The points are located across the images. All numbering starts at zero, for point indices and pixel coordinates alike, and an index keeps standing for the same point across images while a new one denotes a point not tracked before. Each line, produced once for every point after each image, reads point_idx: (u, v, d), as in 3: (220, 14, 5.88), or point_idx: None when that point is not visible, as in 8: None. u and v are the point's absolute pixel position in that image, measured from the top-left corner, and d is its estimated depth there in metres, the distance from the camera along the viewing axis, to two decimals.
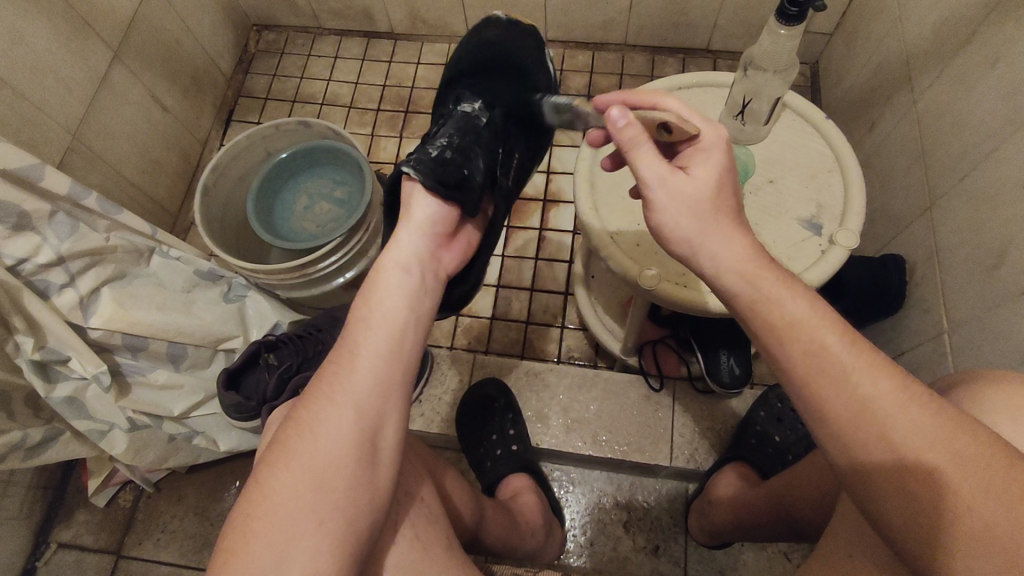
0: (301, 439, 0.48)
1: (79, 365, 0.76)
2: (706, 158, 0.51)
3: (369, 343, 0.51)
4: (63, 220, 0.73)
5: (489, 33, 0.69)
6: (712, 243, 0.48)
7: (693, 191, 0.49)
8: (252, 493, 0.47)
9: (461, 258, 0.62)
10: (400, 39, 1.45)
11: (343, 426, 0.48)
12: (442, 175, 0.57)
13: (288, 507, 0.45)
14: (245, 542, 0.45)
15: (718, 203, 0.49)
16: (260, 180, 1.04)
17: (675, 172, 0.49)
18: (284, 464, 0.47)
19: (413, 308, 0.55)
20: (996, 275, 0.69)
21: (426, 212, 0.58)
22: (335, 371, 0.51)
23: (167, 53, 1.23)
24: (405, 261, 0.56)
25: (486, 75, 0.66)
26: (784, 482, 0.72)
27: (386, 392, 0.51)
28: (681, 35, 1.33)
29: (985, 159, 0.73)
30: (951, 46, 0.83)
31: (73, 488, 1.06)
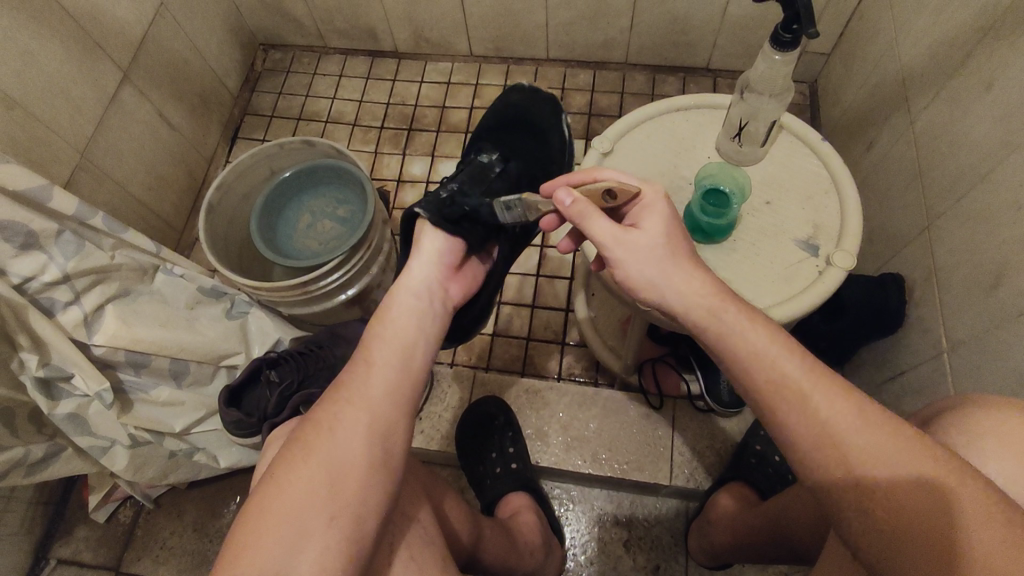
0: (321, 437, 0.51)
1: (81, 381, 0.77)
2: (651, 212, 0.56)
3: (382, 358, 0.54)
4: (69, 238, 0.74)
5: (513, 96, 0.78)
6: (677, 283, 0.53)
7: (648, 249, 0.54)
8: (267, 492, 0.50)
9: (467, 290, 0.65)
10: (404, 57, 1.48)
11: (354, 436, 0.51)
12: (451, 213, 0.62)
13: (305, 500, 0.49)
14: (259, 537, 0.48)
15: (670, 251, 0.54)
16: (265, 199, 1.05)
17: (626, 231, 0.55)
18: (303, 460, 0.50)
19: (424, 327, 0.58)
20: (994, 296, 0.69)
21: (436, 244, 0.61)
22: (352, 378, 0.54)
23: (176, 72, 1.25)
24: (419, 285, 0.59)
25: (506, 131, 0.75)
26: (782, 502, 0.72)
27: (399, 403, 0.54)
28: (681, 54, 1.35)
29: (982, 181, 0.73)
30: (947, 67, 0.84)
31: (73, 503, 1.07)
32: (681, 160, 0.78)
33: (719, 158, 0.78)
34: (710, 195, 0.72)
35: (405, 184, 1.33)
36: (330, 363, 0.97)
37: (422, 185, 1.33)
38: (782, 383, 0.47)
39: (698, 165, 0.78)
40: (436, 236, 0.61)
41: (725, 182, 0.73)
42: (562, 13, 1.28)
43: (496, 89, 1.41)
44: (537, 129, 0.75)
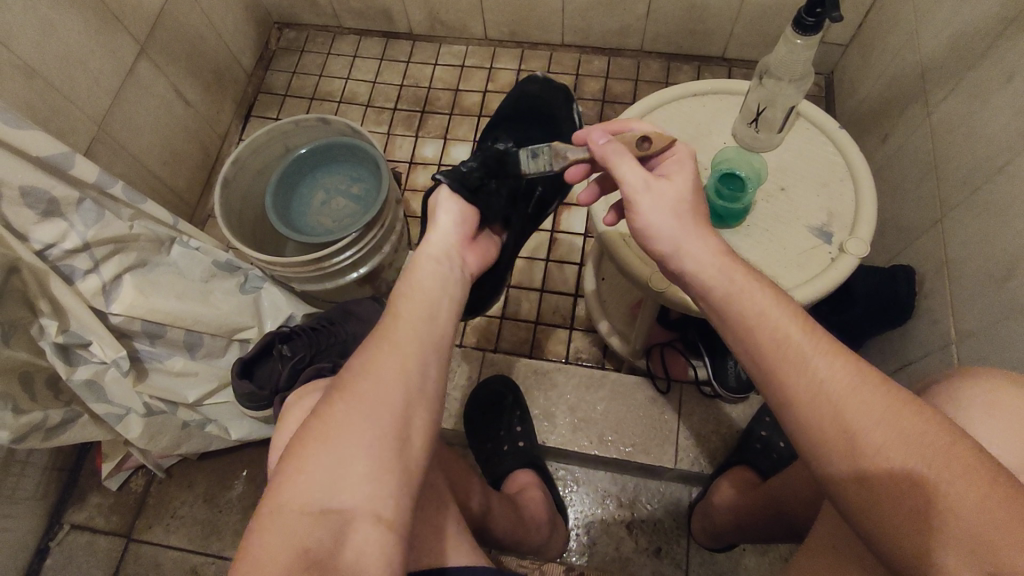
0: (355, 379, 0.49)
1: (99, 348, 0.78)
2: (678, 167, 0.57)
3: (412, 304, 0.53)
4: (89, 207, 0.75)
5: (530, 88, 0.77)
6: (692, 239, 0.53)
7: (676, 197, 0.54)
8: (308, 429, 0.48)
9: (484, 260, 0.62)
10: (419, 39, 1.47)
11: (390, 374, 0.49)
12: (471, 183, 0.61)
13: (343, 437, 0.47)
14: (302, 470, 0.46)
15: (693, 206, 0.55)
16: (280, 174, 1.06)
17: (655, 179, 0.55)
18: (338, 400, 0.48)
19: (451, 285, 0.56)
20: (1006, 287, 0.69)
21: (451, 212, 0.59)
22: (382, 328, 0.52)
23: (191, 48, 1.25)
24: (442, 249, 0.57)
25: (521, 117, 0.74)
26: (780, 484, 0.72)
27: (429, 346, 0.52)
28: (697, 43, 1.34)
29: (997, 173, 0.73)
30: (966, 59, 0.83)
31: (86, 471, 1.09)
32: (695, 145, 0.79)
33: (735, 143, 0.78)
34: (726, 180, 0.72)
35: (417, 166, 1.33)
36: (342, 339, 0.98)
37: (435, 168, 1.33)
38: (801, 362, 0.46)
39: (713, 151, 0.78)
40: (453, 198, 0.59)
41: (741, 167, 0.73)
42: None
43: (510, 73, 1.41)
44: (555, 126, 0.75)
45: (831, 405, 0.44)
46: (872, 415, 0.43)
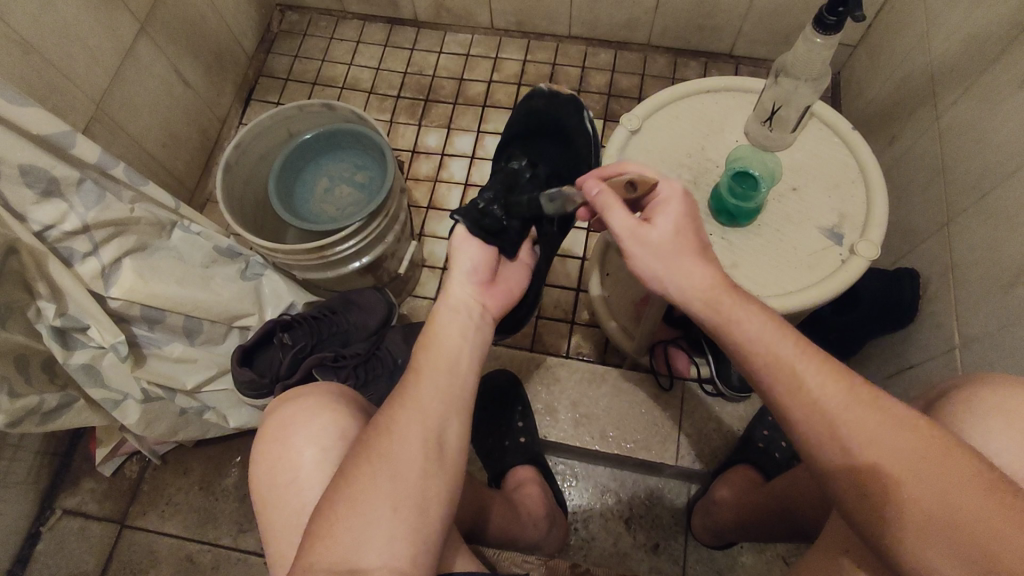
0: (379, 438, 0.51)
1: (97, 333, 0.77)
2: (665, 211, 0.54)
3: (433, 361, 0.54)
4: (90, 188, 0.73)
5: (539, 102, 0.70)
6: (683, 278, 0.52)
7: (665, 248, 0.53)
8: (336, 488, 0.49)
9: (507, 301, 0.63)
10: (424, 27, 1.45)
11: (412, 431, 0.51)
12: (485, 225, 0.60)
13: (369, 495, 0.48)
14: (330, 529, 0.47)
15: (679, 247, 0.53)
16: (283, 160, 1.04)
17: (642, 227, 0.53)
18: (364, 460, 0.50)
19: (471, 333, 0.57)
20: (1013, 293, 0.69)
21: (469, 261, 0.60)
22: (403, 386, 0.53)
23: (192, 28, 1.23)
24: (461, 299, 0.58)
25: (534, 135, 0.71)
26: (787, 483, 0.73)
27: (452, 400, 0.53)
28: (705, 39, 1.33)
29: (1008, 179, 0.73)
30: (979, 63, 0.83)
31: (79, 457, 1.07)
32: (708, 141, 0.78)
33: (747, 141, 0.77)
34: (738, 178, 0.71)
35: (420, 156, 1.32)
36: (343, 329, 0.98)
37: (438, 158, 1.32)
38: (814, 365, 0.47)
39: (726, 148, 0.77)
40: (471, 243, 0.60)
41: (755, 166, 0.73)
42: None
43: (516, 63, 1.40)
44: (568, 138, 0.70)
45: (839, 424, 0.45)
46: (880, 429, 0.44)
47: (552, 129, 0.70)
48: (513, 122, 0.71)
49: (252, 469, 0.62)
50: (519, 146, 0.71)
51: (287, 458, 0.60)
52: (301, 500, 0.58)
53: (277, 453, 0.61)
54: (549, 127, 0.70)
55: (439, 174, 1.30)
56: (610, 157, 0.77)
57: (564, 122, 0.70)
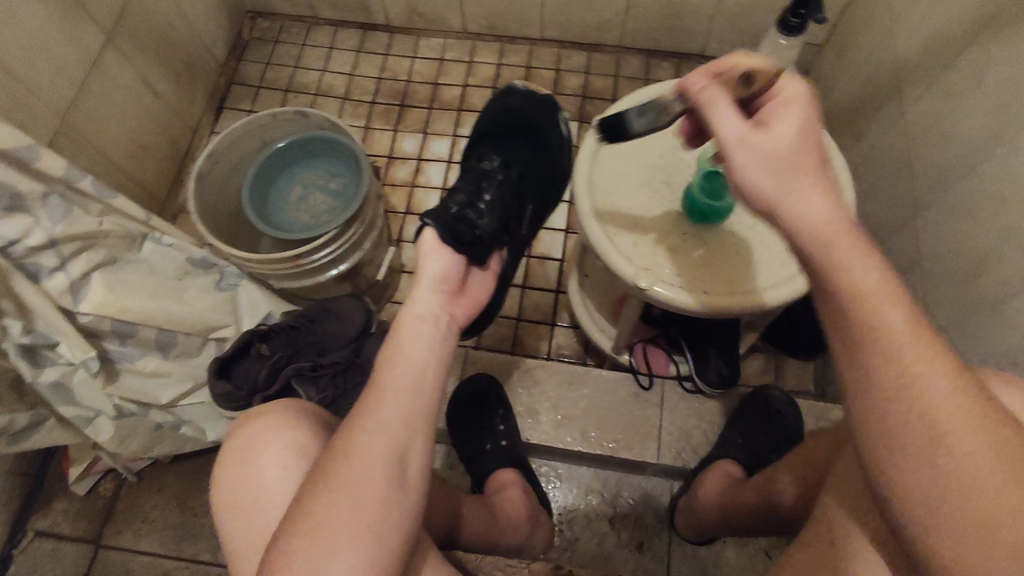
0: (339, 463, 0.51)
1: (67, 349, 0.75)
2: (785, 114, 0.47)
3: (395, 379, 0.54)
4: (56, 203, 0.72)
5: (514, 101, 0.74)
6: (803, 203, 0.44)
7: (784, 151, 0.45)
8: (296, 513, 0.50)
9: (473, 308, 0.64)
10: (397, 32, 1.45)
11: (373, 454, 0.51)
12: (456, 230, 0.61)
13: (327, 522, 0.49)
14: (288, 556, 0.48)
15: (801, 157, 0.45)
16: (257, 167, 1.03)
17: (750, 132, 0.47)
18: (323, 486, 0.50)
19: (436, 348, 0.57)
20: (978, 284, 0.72)
21: (437, 270, 0.60)
22: (364, 406, 0.53)
23: (160, 37, 1.21)
24: (426, 310, 0.58)
25: (508, 134, 0.73)
26: (771, 478, 0.75)
27: (412, 421, 0.53)
28: (676, 40, 1.35)
29: (969, 173, 0.75)
30: (939, 62, 0.85)
31: (51, 476, 1.04)
32: (680, 143, 0.79)
33: None
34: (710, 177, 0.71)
35: (396, 161, 1.32)
36: (320, 338, 0.97)
37: (414, 163, 1.31)
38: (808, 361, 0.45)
39: (697, 149, 0.78)
40: (439, 252, 0.60)
41: None
42: None
43: (490, 67, 1.40)
44: (542, 138, 0.73)
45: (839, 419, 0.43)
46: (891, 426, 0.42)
47: (526, 129, 0.73)
48: (489, 120, 0.74)
49: (213, 489, 0.61)
50: (493, 144, 0.72)
51: (248, 479, 0.59)
52: (264, 522, 0.57)
53: (238, 474, 0.60)
54: (523, 126, 0.73)
55: (415, 179, 1.29)
56: (582, 157, 0.77)
57: (537, 121, 0.73)
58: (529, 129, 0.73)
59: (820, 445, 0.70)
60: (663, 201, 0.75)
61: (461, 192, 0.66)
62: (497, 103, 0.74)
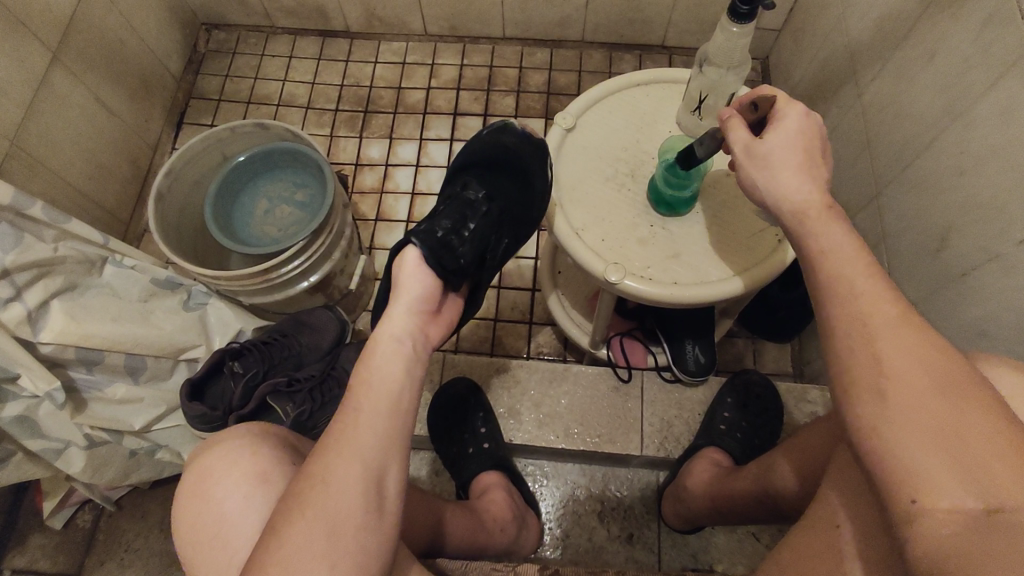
0: (315, 490, 0.49)
1: (29, 381, 0.73)
2: (781, 122, 0.56)
3: (371, 403, 0.53)
4: (5, 231, 0.69)
5: (507, 138, 0.68)
6: (788, 187, 0.53)
7: (774, 152, 0.54)
8: (270, 541, 0.48)
9: (447, 332, 0.63)
10: (357, 37, 1.43)
11: (350, 479, 0.50)
12: (439, 255, 0.61)
13: (303, 553, 0.47)
14: None
15: (794, 157, 0.54)
16: (219, 183, 1.01)
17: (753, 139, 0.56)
18: (299, 514, 0.48)
19: (411, 369, 0.57)
20: (943, 256, 0.73)
21: (415, 291, 0.59)
22: (341, 429, 0.52)
23: (111, 54, 1.18)
24: (401, 329, 0.57)
25: (494, 169, 0.69)
26: (766, 466, 0.76)
27: (390, 446, 0.52)
28: (637, 32, 1.36)
29: (926, 149, 0.76)
30: (892, 40, 0.86)
31: (25, 511, 1.01)
32: (642, 134, 0.79)
33: (680, 131, 0.79)
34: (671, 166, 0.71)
35: (364, 168, 1.30)
36: (296, 352, 0.96)
37: (382, 169, 1.30)
38: None
39: (660, 139, 0.79)
40: (418, 273, 0.59)
41: None
42: None
43: (453, 68, 1.39)
44: (526, 178, 0.67)
45: None
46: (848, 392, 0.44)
47: (512, 167, 0.68)
48: (479, 149, 0.69)
49: (178, 522, 0.60)
50: (477, 175, 0.69)
51: (210, 511, 0.58)
52: (230, 553, 0.55)
53: (200, 507, 0.58)
54: (509, 166, 0.68)
55: (384, 185, 1.28)
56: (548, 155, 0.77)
57: (525, 164, 0.67)
58: (516, 168, 0.67)
59: (813, 434, 0.71)
60: (629, 194, 0.75)
61: (444, 220, 0.64)
62: (490, 137, 0.68)
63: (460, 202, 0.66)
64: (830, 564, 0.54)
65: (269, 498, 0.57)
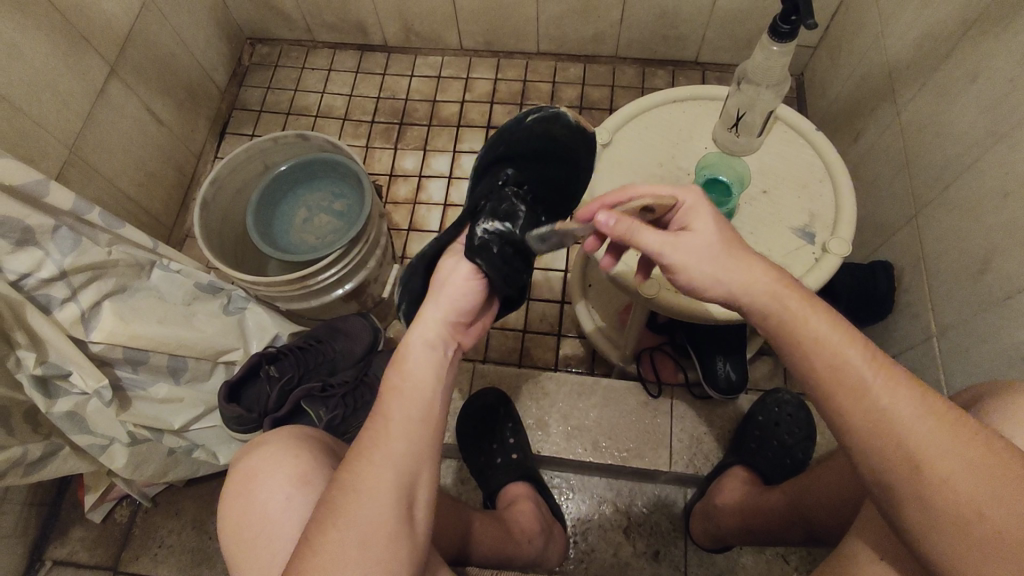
0: (348, 499, 0.50)
1: (80, 379, 0.76)
2: (697, 214, 0.54)
3: (402, 412, 0.54)
4: (66, 234, 0.73)
5: (558, 129, 0.66)
6: (737, 280, 0.51)
7: (710, 253, 0.52)
8: (306, 550, 0.49)
9: (479, 339, 0.63)
10: (394, 52, 1.47)
11: (383, 489, 0.51)
12: (501, 273, 0.60)
13: (337, 561, 0.48)
14: None
15: (726, 245, 0.52)
16: (261, 193, 1.05)
17: (677, 235, 0.52)
18: (333, 524, 0.49)
19: (443, 375, 0.57)
20: (981, 280, 0.71)
21: (453, 302, 0.59)
22: (373, 437, 0.53)
23: (163, 67, 1.23)
24: (434, 335, 0.58)
25: (540, 160, 0.66)
26: (799, 487, 0.74)
27: (420, 454, 0.53)
28: (671, 48, 1.36)
29: (968, 170, 0.75)
30: (933, 59, 0.85)
31: (68, 504, 1.05)
32: (677, 151, 0.79)
33: (716, 148, 0.79)
34: (712, 185, 0.73)
35: (398, 179, 1.33)
36: (330, 358, 0.98)
37: (416, 180, 1.32)
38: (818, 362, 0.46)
39: (695, 156, 0.79)
40: (467, 281, 0.59)
41: (725, 173, 0.74)
42: (552, 8, 1.29)
43: (487, 82, 1.41)
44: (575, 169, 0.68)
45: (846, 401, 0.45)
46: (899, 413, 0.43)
47: (562, 159, 0.67)
48: (525, 140, 0.66)
49: (220, 522, 0.62)
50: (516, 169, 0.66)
51: (253, 510, 0.59)
52: (272, 553, 0.57)
53: (242, 506, 0.60)
54: (561, 157, 0.67)
55: (417, 196, 1.31)
56: None
57: (574, 156, 0.68)
58: (566, 160, 0.67)
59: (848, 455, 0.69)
60: None
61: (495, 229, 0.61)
62: (540, 127, 0.66)
63: (507, 203, 0.64)
64: None
65: (310, 498, 0.58)
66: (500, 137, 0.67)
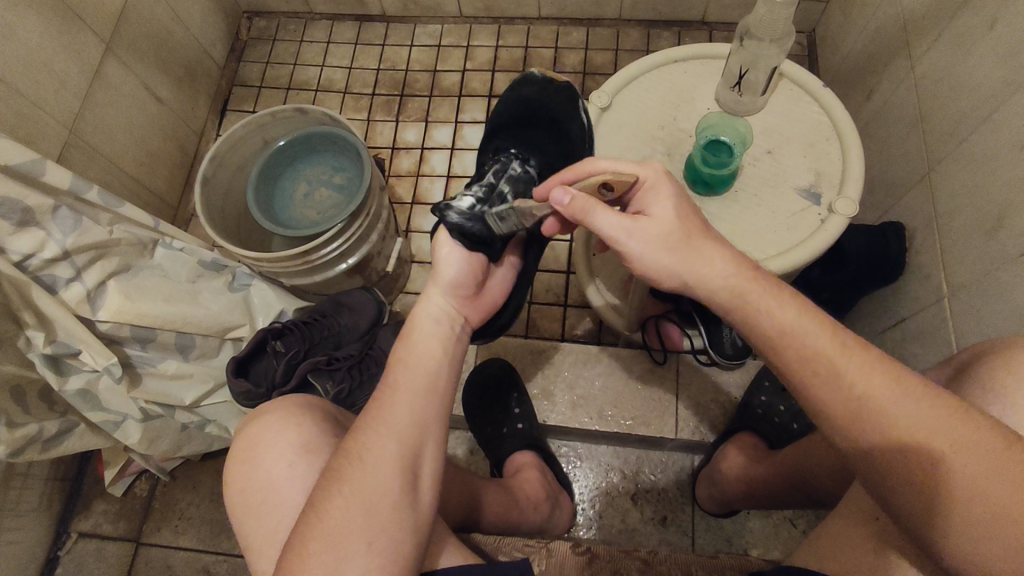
0: (353, 466, 0.51)
1: (90, 356, 0.77)
2: (655, 197, 0.52)
3: (408, 382, 0.55)
4: (66, 214, 0.74)
5: (527, 90, 0.72)
6: (707, 263, 0.50)
7: (664, 246, 0.50)
8: (311, 517, 0.50)
9: (484, 314, 0.63)
10: (392, 22, 1.44)
11: (388, 458, 0.51)
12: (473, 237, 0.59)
13: (342, 529, 0.49)
14: (302, 564, 0.48)
15: (686, 232, 0.51)
16: (261, 169, 1.04)
17: (634, 220, 0.51)
18: (337, 490, 0.50)
19: (448, 350, 0.58)
20: (995, 237, 0.69)
21: (451, 274, 0.59)
22: (379, 407, 0.54)
23: (160, 44, 1.22)
24: (439, 309, 0.59)
25: (525, 124, 0.71)
26: (800, 451, 0.74)
27: (425, 427, 0.54)
28: (676, 8, 1.31)
29: (984, 123, 0.73)
30: (950, 8, 0.81)
31: (90, 479, 1.09)
32: (681, 113, 0.77)
33: (718, 109, 0.77)
34: (712, 146, 0.72)
35: (400, 152, 1.31)
36: (335, 332, 0.99)
37: (418, 152, 1.31)
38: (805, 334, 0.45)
39: (698, 118, 0.77)
40: (457, 254, 0.59)
41: (726, 133, 0.73)
42: None
43: (488, 49, 1.38)
44: (559, 125, 0.70)
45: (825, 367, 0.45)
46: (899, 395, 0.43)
47: (544, 117, 0.71)
48: (507, 110, 0.72)
49: (224, 490, 0.63)
50: (510, 137, 0.72)
51: (258, 479, 0.60)
52: (275, 520, 0.58)
53: (246, 475, 0.61)
54: (541, 116, 0.71)
55: (420, 168, 1.29)
56: None
57: (555, 113, 0.71)
58: (546, 116, 0.71)
59: None
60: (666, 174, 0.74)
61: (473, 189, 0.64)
62: (512, 92, 0.72)
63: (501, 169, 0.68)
64: (870, 553, 0.52)
65: (315, 466, 0.59)
66: (491, 115, 0.74)
